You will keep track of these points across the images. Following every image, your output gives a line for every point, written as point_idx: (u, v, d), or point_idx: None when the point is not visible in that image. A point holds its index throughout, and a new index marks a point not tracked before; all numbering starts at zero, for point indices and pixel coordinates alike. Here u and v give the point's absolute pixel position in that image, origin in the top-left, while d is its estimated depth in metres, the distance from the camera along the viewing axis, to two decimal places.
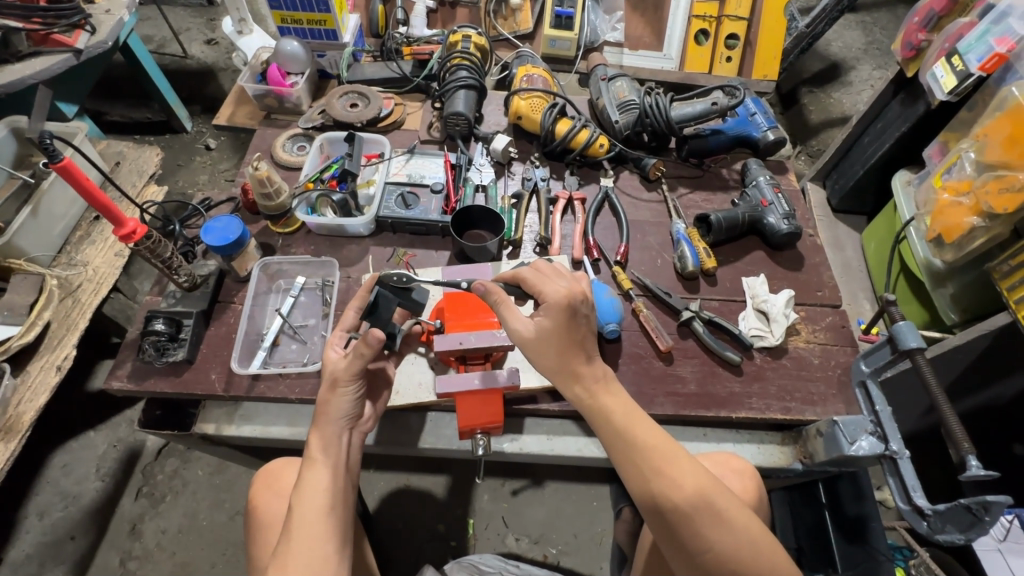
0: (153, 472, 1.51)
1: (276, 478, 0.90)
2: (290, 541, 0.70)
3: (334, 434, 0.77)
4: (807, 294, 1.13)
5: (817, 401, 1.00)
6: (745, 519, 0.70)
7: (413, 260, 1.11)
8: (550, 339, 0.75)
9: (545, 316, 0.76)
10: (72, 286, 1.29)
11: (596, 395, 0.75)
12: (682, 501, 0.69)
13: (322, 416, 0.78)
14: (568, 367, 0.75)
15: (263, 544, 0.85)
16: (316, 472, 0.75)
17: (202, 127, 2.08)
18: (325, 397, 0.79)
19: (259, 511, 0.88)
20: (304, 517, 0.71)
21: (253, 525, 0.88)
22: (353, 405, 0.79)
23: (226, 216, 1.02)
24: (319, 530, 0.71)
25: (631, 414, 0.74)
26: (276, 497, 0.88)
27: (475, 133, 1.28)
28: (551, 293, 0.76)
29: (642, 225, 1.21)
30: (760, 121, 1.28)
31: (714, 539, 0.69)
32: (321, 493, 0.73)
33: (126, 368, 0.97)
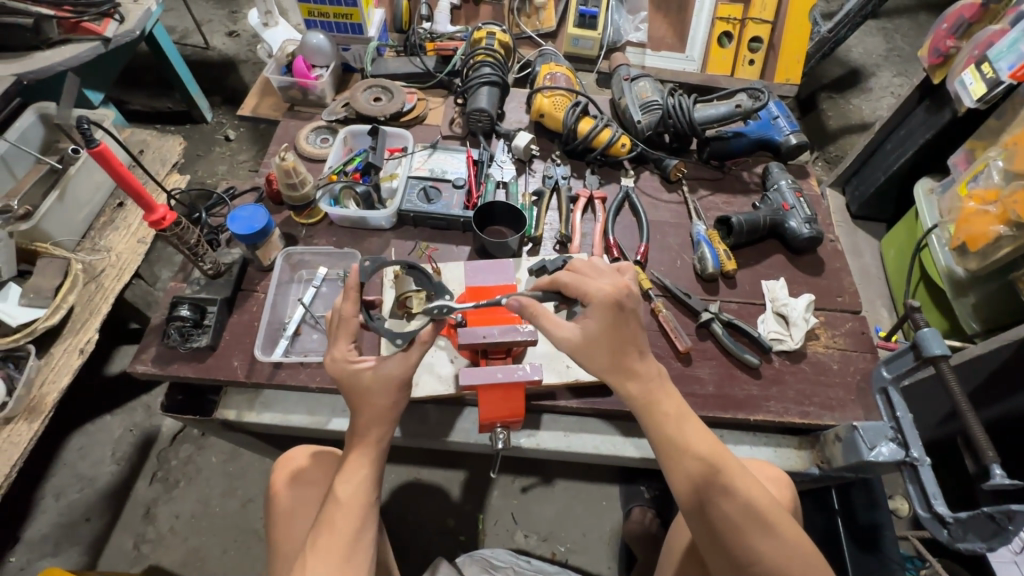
0: (168, 457, 1.53)
1: (294, 467, 0.91)
2: (332, 530, 0.73)
3: (381, 432, 0.79)
4: (827, 299, 1.13)
5: (836, 406, 0.99)
6: (788, 529, 0.71)
7: (435, 254, 1.12)
8: (597, 336, 0.75)
9: (591, 315, 0.75)
10: (96, 272, 1.31)
11: (649, 394, 0.77)
12: (730, 509, 0.71)
13: (370, 418, 0.78)
14: (619, 364, 0.76)
15: (281, 533, 0.86)
16: (359, 467, 0.77)
17: (222, 118, 2.10)
18: (361, 398, 0.78)
19: (278, 499, 0.88)
20: (347, 511, 0.74)
21: (272, 513, 0.88)
22: (403, 407, 0.81)
23: (252, 206, 1.03)
24: (360, 524, 0.74)
25: (681, 421, 0.77)
26: (294, 484, 0.89)
27: (497, 130, 1.28)
28: (596, 292, 0.75)
29: (662, 226, 1.21)
30: (782, 125, 1.28)
31: (763, 552, 0.69)
32: (360, 489, 0.76)
33: (150, 353, 0.98)
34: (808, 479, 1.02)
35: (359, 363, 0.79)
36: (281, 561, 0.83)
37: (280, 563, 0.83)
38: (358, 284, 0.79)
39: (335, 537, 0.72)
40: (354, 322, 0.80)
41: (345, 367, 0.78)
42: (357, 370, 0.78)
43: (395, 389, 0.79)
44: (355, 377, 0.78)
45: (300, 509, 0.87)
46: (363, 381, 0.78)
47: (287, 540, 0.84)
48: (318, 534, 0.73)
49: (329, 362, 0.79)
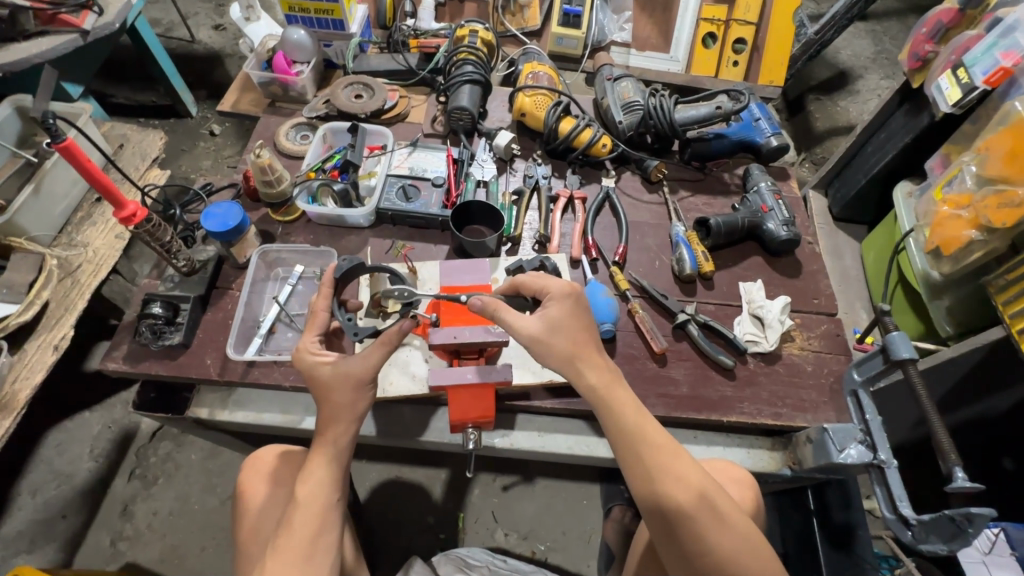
0: (147, 454, 1.52)
1: (264, 465, 0.91)
2: (292, 532, 0.73)
3: (342, 431, 0.78)
4: (803, 301, 1.13)
5: (808, 408, 1.00)
6: (736, 518, 0.71)
7: (412, 253, 1.11)
8: (561, 327, 0.78)
9: (553, 309, 0.79)
10: (71, 267, 1.29)
11: (606, 386, 0.77)
12: (685, 501, 0.71)
13: (329, 416, 0.78)
14: (576, 354, 0.77)
15: (245, 532, 0.85)
16: (319, 468, 0.76)
17: (206, 112, 2.08)
18: (323, 395, 0.78)
19: (248, 498, 0.88)
20: (307, 512, 0.74)
21: (239, 513, 0.88)
22: (363, 407, 0.79)
23: (227, 203, 1.02)
24: (320, 525, 0.74)
25: (638, 415, 0.75)
26: (262, 484, 0.89)
27: (478, 128, 1.28)
28: (553, 286, 0.81)
29: (641, 227, 1.21)
30: (764, 127, 1.29)
31: (712, 539, 0.70)
32: (321, 489, 0.75)
33: (121, 351, 0.97)
34: (780, 479, 1.04)
35: (319, 356, 0.80)
36: (246, 560, 0.83)
37: (244, 563, 0.83)
38: (332, 281, 0.86)
39: (293, 537, 0.72)
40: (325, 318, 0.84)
41: (309, 361, 0.80)
42: (320, 367, 0.79)
43: (352, 387, 0.78)
44: (319, 373, 0.79)
45: (263, 511, 0.86)
46: (318, 379, 0.79)
47: (251, 540, 0.84)
48: (279, 535, 0.73)
49: (294, 352, 0.81)
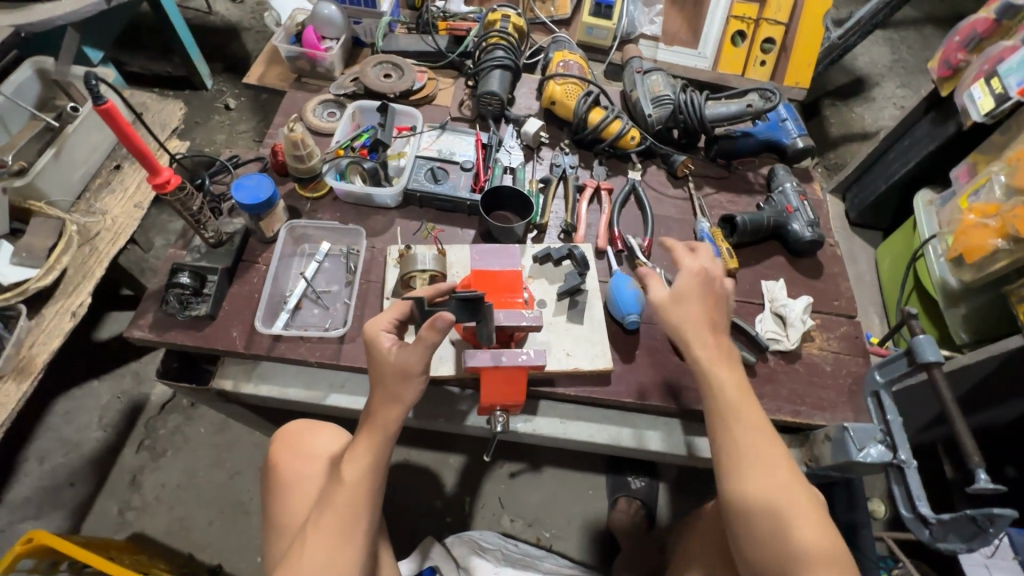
0: (156, 426, 1.51)
1: (296, 438, 0.92)
2: (332, 512, 0.73)
3: (388, 419, 0.77)
4: (823, 302, 1.14)
5: (826, 407, 1.02)
6: (799, 490, 0.75)
7: (441, 235, 1.11)
8: (684, 297, 0.88)
9: (683, 280, 0.89)
10: (90, 234, 1.28)
11: (715, 359, 0.84)
12: (754, 457, 0.77)
13: (381, 398, 0.77)
14: (701, 319, 0.86)
15: (281, 501, 0.87)
16: (367, 453, 0.76)
17: (222, 85, 2.05)
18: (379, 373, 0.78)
19: (282, 471, 0.89)
20: (348, 496, 0.74)
21: (273, 483, 0.90)
22: (414, 394, 0.78)
23: (258, 175, 1.01)
24: (356, 510, 0.73)
25: (733, 396, 0.81)
26: (296, 457, 0.89)
27: (506, 115, 1.27)
28: (688, 261, 0.91)
29: (666, 221, 1.21)
30: (790, 128, 1.30)
31: (777, 501, 0.74)
32: (365, 475, 0.75)
33: (147, 319, 0.97)
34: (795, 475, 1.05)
35: (387, 337, 0.79)
36: (282, 528, 0.85)
37: (280, 531, 0.85)
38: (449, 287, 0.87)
39: (331, 517, 0.73)
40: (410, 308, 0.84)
41: (379, 342, 0.79)
42: (378, 344, 0.78)
43: (401, 375, 0.77)
44: (376, 350, 0.78)
45: (298, 482, 0.87)
46: (378, 358, 0.78)
47: (287, 508, 0.86)
48: (319, 513, 0.74)
49: (365, 325, 0.81)
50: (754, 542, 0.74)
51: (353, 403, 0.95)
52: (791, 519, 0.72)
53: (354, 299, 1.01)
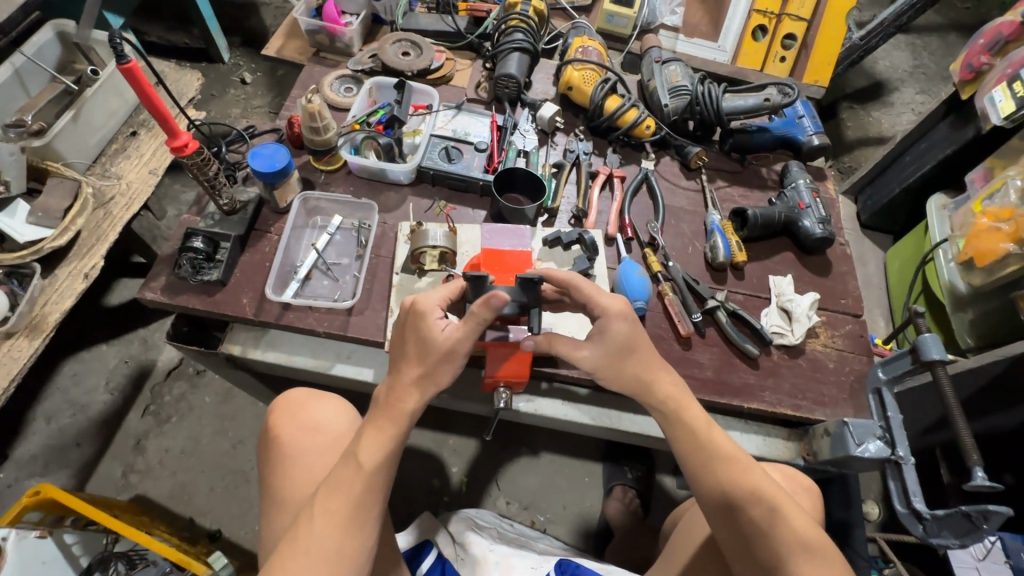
0: (161, 392, 1.53)
1: (299, 409, 0.93)
2: (343, 493, 0.73)
3: (414, 404, 0.78)
4: (830, 300, 1.14)
5: (827, 403, 1.02)
6: (768, 482, 0.76)
7: (453, 213, 1.12)
8: (625, 354, 0.83)
9: (607, 327, 0.83)
10: (105, 198, 1.29)
11: (650, 368, 0.83)
12: (712, 452, 0.79)
13: (414, 383, 0.78)
14: (625, 350, 0.83)
15: (281, 473, 0.87)
16: (386, 439, 0.76)
17: (239, 59, 2.06)
18: (416, 355, 0.78)
19: (283, 441, 0.90)
20: (364, 479, 0.74)
21: (272, 452, 0.91)
22: (445, 380, 0.79)
23: (274, 145, 1.02)
24: (372, 496, 0.74)
25: (680, 395, 0.83)
26: (300, 428, 0.91)
27: (522, 98, 1.27)
28: (608, 304, 0.83)
29: (677, 212, 1.21)
30: (807, 124, 1.30)
31: (724, 485, 0.76)
32: (384, 461, 0.75)
33: (160, 282, 0.98)
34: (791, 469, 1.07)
35: (439, 316, 0.79)
36: (282, 499, 0.85)
37: (280, 502, 0.85)
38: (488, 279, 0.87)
39: (346, 501, 0.72)
40: (463, 290, 0.84)
41: (434, 319, 0.78)
42: (431, 319, 0.78)
43: (448, 359, 0.77)
44: (424, 327, 0.78)
45: (301, 455, 0.88)
46: (426, 333, 0.77)
47: (288, 481, 0.87)
48: (328, 492, 0.73)
49: (419, 298, 0.79)
50: (715, 524, 0.78)
51: (359, 373, 0.97)
52: (743, 501, 0.75)
53: (363, 272, 1.02)
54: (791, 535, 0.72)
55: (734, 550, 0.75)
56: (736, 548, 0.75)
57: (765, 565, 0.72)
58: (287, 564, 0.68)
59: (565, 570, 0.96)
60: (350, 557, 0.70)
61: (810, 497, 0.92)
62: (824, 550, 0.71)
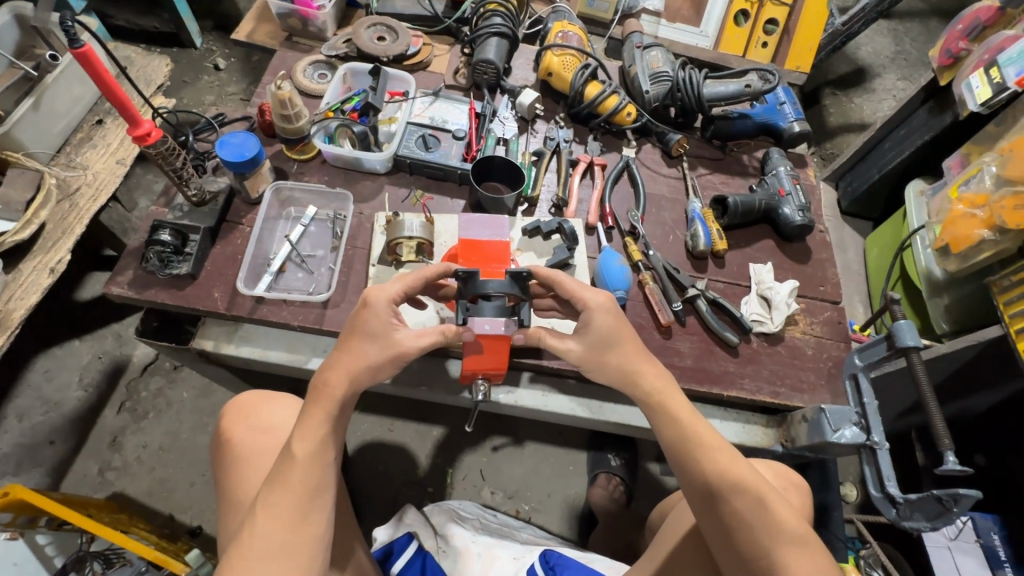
0: (137, 388, 1.50)
1: (250, 411, 0.92)
2: (285, 488, 0.71)
3: (347, 391, 0.77)
4: (810, 287, 1.15)
5: (805, 389, 1.03)
6: (746, 472, 0.76)
7: (430, 203, 1.10)
8: (610, 339, 0.84)
9: (590, 320, 0.84)
10: (70, 189, 1.24)
11: (632, 360, 0.84)
12: (697, 445, 0.78)
13: (349, 373, 0.77)
14: (608, 341, 0.84)
15: (235, 477, 0.86)
16: (320, 428, 0.75)
17: (212, 45, 1.99)
18: (349, 347, 0.78)
19: (235, 445, 0.89)
20: (304, 469, 0.73)
21: (224, 457, 0.89)
22: (379, 367, 0.78)
23: (244, 133, 0.99)
24: (314, 486, 0.72)
25: (665, 389, 0.83)
26: (251, 429, 0.90)
27: (502, 85, 1.25)
28: (591, 298, 0.85)
29: (658, 200, 1.21)
30: (788, 111, 1.28)
31: (709, 473, 0.76)
32: (320, 449, 0.74)
33: (126, 276, 0.95)
34: (770, 455, 1.07)
35: (394, 317, 0.80)
36: (236, 501, 0.84)
37: (234, 505, 0.84)
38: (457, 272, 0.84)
39: (288, 494, 0.71)
40: (422, 283, 0.82)
41: (386, 315, 0.79)
42: (379, 316, 0.79)
43: (390, 353, 0.78)
44: (362, 321, 0.79)
45: (255, 455, 0.87)
46: (376, 327, 0.78)
47: (242, 483, 0.85)
48: (271, 489, 0.72)
49: (371, 291, 0.79)
50: (699, 514, 0.78)
51: None
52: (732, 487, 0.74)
53: (338, 264, 1.00)
54: (771, 520, 0.72)
55: (721, 546, 0.75)
56: (719, 540, 0.75)
57: (748, 557, 0.72)
58: (234, 565, 0.66)
59: (549, 561, 0.95)
60: (300, 549, 0.69)
61: (799, 493, 0.92)
62: (802, 536, 0.71)
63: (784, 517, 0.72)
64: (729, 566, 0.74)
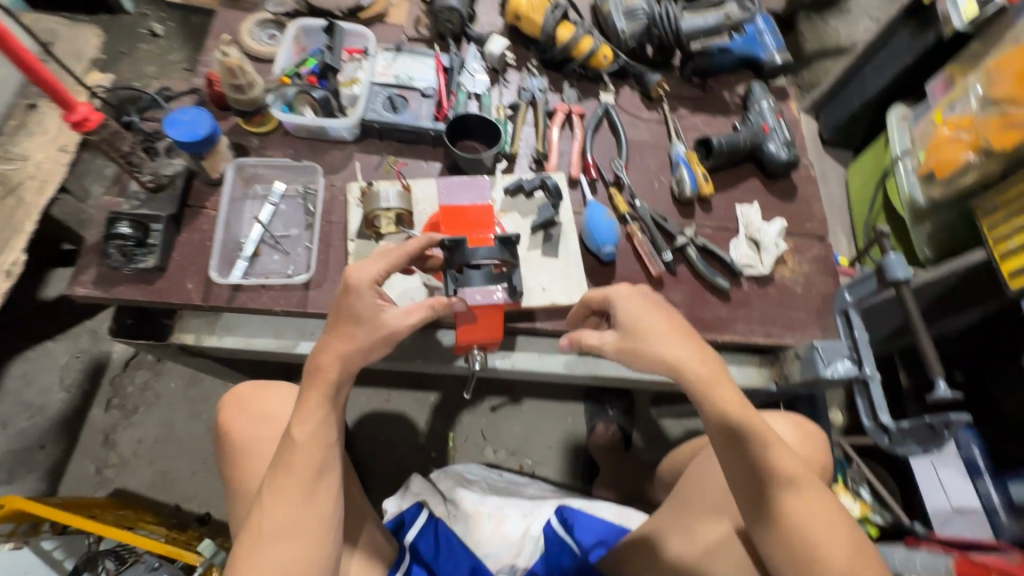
0: (122, 384, 1.46)
1: (245, 402, 0.89)
2: (288, 472, 0.70)
3: (341, 371, 0.75)
4: (797, 225, 1.14)
5: (797, 327, 1.04)
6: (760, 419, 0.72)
7: (405, 169, 1.04)
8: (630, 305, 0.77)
9: (615, 310, 0.78)
10: (13, 184, 1.15)
11: (646, 312, 0.76)
12: (716, 391, 0.72)
13: (341, 354, 0.75)
14: (640, 328, 0.75)
15: (240, 467, 0.85)
16: (318, 411, 0.73)
17: (144, 8, 1.81)
18: (340, 329, 0.75)
19: (234, 436, 0.87)
20: (306, 452, 0.71)
21: (225, 449, 0.88)
22: (373, 346, 0.76)
23: (194, 108, 0.90)
24: (318, 467, 0.72)
25: (672, 333, 0.75)
26: (249, 420, 0.88)
27: (468, 33, 1.16)
28: (614, 291, 0.79)
29: (641, 146, 1.16)
30: (767, 41, 1.24)
31: (728, 418, 0.71)
32: (320, 429, 0.73)
33: (90, 275, 0.90)
34: (764, 393, 1.09)
35: (379, 297, 0.77)
36: (243, 490, 0.84)
37: (242, 493, 0.84)
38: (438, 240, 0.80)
39: (292, 477, 0.70)
40: (406, 258, 0.78)
41: (370, 299, 0.75)
42: (366, 295, 0.75)
43: (382, 335, 0.75)
44: (348, 305, 0.75)
45: (255, 444, 0.86)
46: (361, 309, 0.75)
47: (247, 472, 0.84)
48: (274, 474, 0.71)
49: (350, 273, 0.75)
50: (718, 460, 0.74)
51: None
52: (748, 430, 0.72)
53: (313, 243, 0.95)
54: (787, 467, 0.71)
55: (744, 496, 0.72)
56: (742, 490, 0.72)
57: (767, 504, 0.70)
58: (248, 548, 0.66)
59: (563, 513, 1.01)
60: (313, 527, 0.69)
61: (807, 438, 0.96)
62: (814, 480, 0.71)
63: (788, 456, 0.72)
64: (748, 514, 0.73)
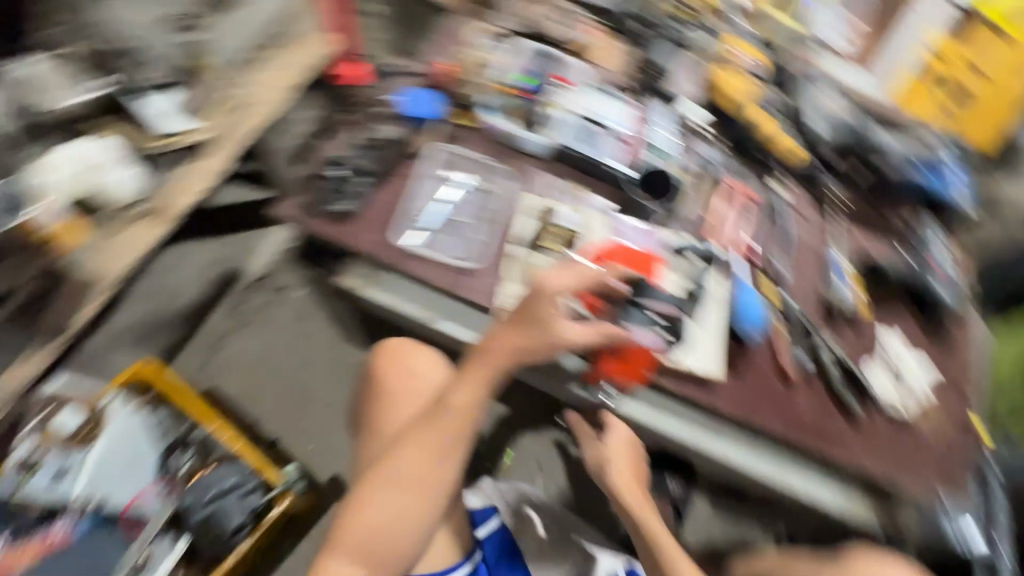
0: (246, 298, 1.60)
1: (403, 354, 0.99)
2: (432, 429, 0.78)
3: (506, 363, 0.80)
4: (948, 374, 1.07)
5: (924, 479, 0.97)
6: None
7: (582, 196, 1.09)
8: None
9: None
10: (242, 105, 1.34)
11: None
12: None
13: (512, 347, 0.80)
14: None
15: (380, 407, 0.95)
16: (472, 387, 0.79)
17: None
18: (518, 323, 0.81)
19: (384, 378, 0.97)
20: (452, 418, 0.78)
21: (371, 388, 0.98)
22: (543, 352, 0.80)
23: (422, 91, 1.14)
24: (457, 437, 0.78)
25: None
26: (401, 371, 0.98)
27: (665, 91, 1.21)
28: None
29: (802, 244, 1.14)
30: (957, 187, 1.17)
31: None
32: (471, 403, 0.79)
33: (292, 203, 1.02)
34: (861, 529, 1.03)
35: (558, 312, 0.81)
36: (376, 430, 0.93)
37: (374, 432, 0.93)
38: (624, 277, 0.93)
39: (434, 437, 0.77)
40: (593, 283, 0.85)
41: (550, 307, 0.80)
42: (548, 309, 0.80)
43: (551, 345, 0.80)
44: (534, 307, 0.80)
45: (401, 395, 0.95)
46: (541, 315, 0.80)
47: (384, 413, 0.94)
48: (420, 425, 0.79)
49: (545, 278, 0.81)
50: None
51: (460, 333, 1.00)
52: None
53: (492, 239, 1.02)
54: None
55: None
56: None
57: None
58: (373, 481, 0.76)
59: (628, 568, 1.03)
60: (429, 486, 0.76)
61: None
62: None
63: None
64: None
